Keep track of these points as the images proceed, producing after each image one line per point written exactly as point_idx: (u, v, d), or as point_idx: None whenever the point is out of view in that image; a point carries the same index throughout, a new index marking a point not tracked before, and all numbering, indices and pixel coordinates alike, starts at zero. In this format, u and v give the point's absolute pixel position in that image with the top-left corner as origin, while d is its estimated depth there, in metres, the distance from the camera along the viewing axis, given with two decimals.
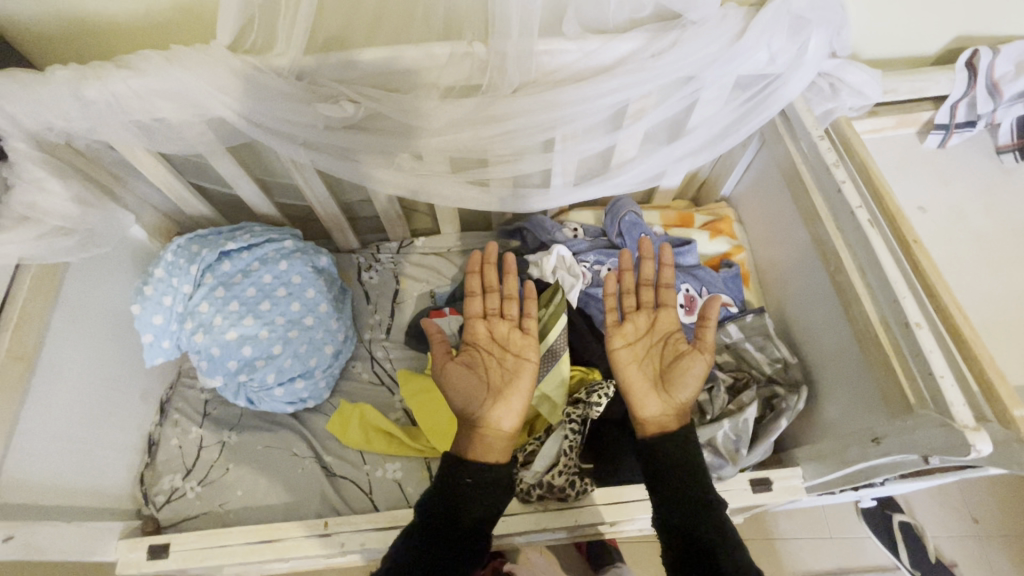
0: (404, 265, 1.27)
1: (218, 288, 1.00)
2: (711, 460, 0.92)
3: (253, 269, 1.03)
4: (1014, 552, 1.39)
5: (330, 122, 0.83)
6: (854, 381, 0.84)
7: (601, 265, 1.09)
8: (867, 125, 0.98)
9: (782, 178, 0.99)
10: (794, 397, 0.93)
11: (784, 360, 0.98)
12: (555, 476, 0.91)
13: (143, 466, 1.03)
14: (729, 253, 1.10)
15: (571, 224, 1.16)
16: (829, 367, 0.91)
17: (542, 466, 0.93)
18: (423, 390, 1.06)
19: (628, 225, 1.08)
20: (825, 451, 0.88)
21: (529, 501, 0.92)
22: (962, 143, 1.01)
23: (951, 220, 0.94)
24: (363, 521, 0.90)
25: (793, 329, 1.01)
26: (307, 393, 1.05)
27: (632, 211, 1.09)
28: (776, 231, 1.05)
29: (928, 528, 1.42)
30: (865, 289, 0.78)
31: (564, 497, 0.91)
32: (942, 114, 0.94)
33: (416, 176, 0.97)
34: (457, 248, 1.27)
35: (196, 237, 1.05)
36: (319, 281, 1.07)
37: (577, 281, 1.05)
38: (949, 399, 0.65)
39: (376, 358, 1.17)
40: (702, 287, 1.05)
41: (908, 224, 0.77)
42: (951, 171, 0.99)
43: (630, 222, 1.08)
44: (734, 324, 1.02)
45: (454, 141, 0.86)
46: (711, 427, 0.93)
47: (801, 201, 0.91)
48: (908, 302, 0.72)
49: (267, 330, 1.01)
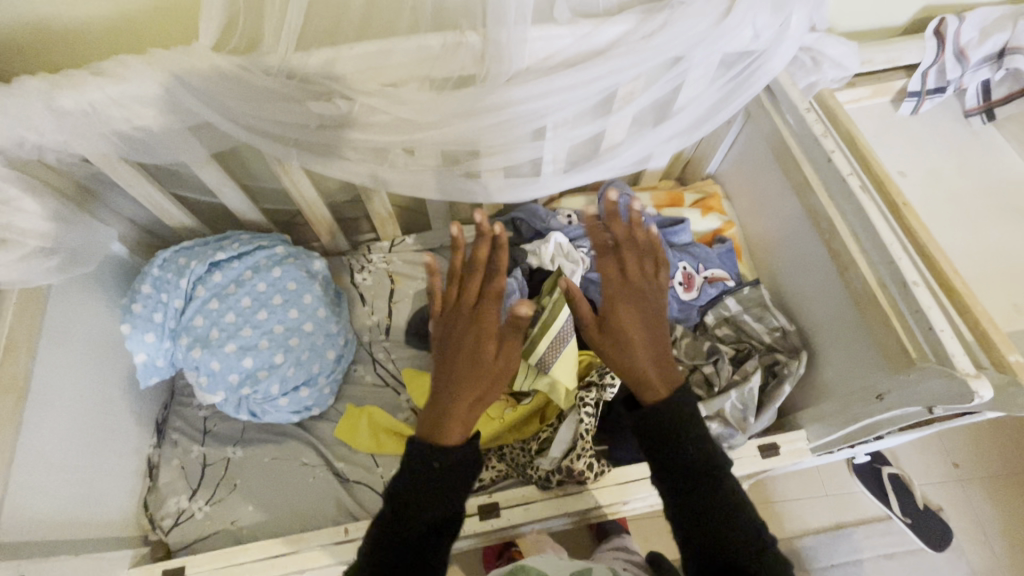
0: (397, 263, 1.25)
1: (212, 301, 0.97)
2: (722, 431, 0.94)
3: (247, 278, 1.00)
4: (993, 492, 1.49)
5: (324, 119, 0.81)
6: (852, 342, 0.88)
7: None
8: (846, 97, 1.02)
9: (769, 152, 1.02)
10: (795, 362, 0.96)
11: (782, 328, 1.01)
12: (574, 460, 0.92)
13: (145, 491, 0.99)
14: (721, 229, 1.13)
15: (564, 211, 1.17)
16: (826, 332, 0.94)
17: (560, 452, 0.94)
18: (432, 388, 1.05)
19: (622, 208, 1.09)
20: (828, 412, 0.92)
21: (549, 487, 0.94)
22: (932, 109, 1.07)
23: (929, 182, 0.99)
24: None
25: (787, 297, 1.05)
26: (312, 400, 1.03)
27: (626, 194, 1.10)
28: (765, 204, 1.08)
29: (914, 477, 1.50)
30: (862, 254, 0.81)
31: (584, 479, 0.92)
32: (914, 82, 0.98)
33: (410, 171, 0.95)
34: (449, 243, 1.26)
35: (183, 248, 1.01)
36: (316, 286, 1.05)
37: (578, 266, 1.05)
38: (950, 350, 0.69)
39: (378, 360, 1.15)
40: (699, 264, 1.07)
41: (896, 189, 0.80)
42: (924, 136, 1.03)
43: (624, 204, 1.08)
44: (732, 297, 1.04)
45: (450, 133, 0.85)
46: (720, 398, 0.95)
47: (792, 173, 0.94)
48: (904, 262, 0.75)
49: (266, 340, 0.98)
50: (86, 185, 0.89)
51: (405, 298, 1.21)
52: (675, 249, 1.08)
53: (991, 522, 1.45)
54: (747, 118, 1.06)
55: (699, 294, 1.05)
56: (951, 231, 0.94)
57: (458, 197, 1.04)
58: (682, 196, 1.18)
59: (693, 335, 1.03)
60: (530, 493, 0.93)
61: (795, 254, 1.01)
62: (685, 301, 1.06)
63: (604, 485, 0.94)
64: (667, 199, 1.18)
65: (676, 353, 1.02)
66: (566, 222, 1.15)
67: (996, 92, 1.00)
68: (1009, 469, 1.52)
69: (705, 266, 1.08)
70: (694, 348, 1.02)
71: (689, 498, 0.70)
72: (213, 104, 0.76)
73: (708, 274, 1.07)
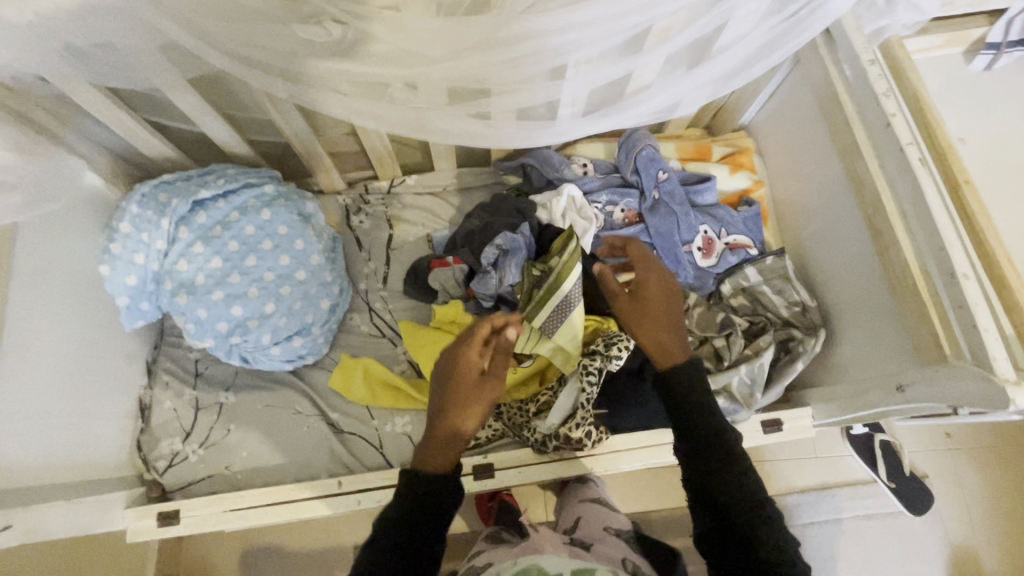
0: (397, 206, 1.17)
1: (197, 244, 0.90)
2: (726, 406, 0.92)
3: (233, 220, 0.92)
4: (980, 462, 1.51)
5: (314, 46, 0.70)
6: (878, 326, 0.83)
7: (614, 206, 1.01)
8: (915, 45, 0.89)
9: (816, 107, 0.91)
10: (811, 340, 0.93)
11: (802, 303, 0.95)
12: (572, 429, 0.90)
13: (137, 432, 0.98)
14: (749, 189, 1.03)
15: (579, 159, 1.06)
16: (850, 311, 0.89)
17: (558, 419, 0.91)
18: (429, 343, 0.99)
19: (644, 161, 0.98)
20: (839, 394, 0.88)
21: (545, 451, 0.93)
22: (1005, 64, 0.94)
23: (991, 151, 0.90)
24: (377, 479, 0.91)
25: (812, 269, 0.98)
26: (306, 349, 1.00)
27: (651, 144, 0.98)
28: (802, 164, 0.98)
29: (905, 444, 1.52)
30: (909, 234, 0.73)
31: (580, 447, 0.91)
32: (996, 31, 0.86)
33: (413, 110, 0.85)
34: (453, 187, 1.17)
35: (162, 183, 0.93)
36: (308, 230, 0.98)
37: (590, 224, 0.97)
38: (991, 352, 0.64)
39: (375, 309, 1.11)
40: (722, 228, 0.99)
41: (959, 164, 0.71)
42: (990, 97, 0.92)
43: (647, 156, 0.98)
44: (753, 266, 0.97)
45: (459, 69, 0.74)
46: (728, 374, 0.92)
47: (840, 134, 0.84)
48: (955, 250, 0.68)
49: (256, 288, 0.92)
50: (48, 108, 0.80)
51: (404, 245, 1.14)
52: (698, 210, 0.99)
53: (974, 492, 1.49)
54: (795, 65, 0.94)
55: (718, 262, 0.98)
56: (1004, 208, 0.87)
57: (466, 140, 0.94)
58: (711, 148, 1.07)
59: (707, 305, 0.98)
60: (526, 456, 0.93)
61: (829, 223, 0.92)
62: (702, 268, 0.99)
63: (601, 452, 0.93)
64: (694, 151, 1.07)
65: (688, 323, 0.96)
66: (580, 172, 1.05)
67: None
68: (1001, 442, 1.53)
69: (729, 230, 0.99)
70: (706, 318, 0.97)
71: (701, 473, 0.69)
72: (185, 23, 0.65)
73: (730, 239, 0.99)
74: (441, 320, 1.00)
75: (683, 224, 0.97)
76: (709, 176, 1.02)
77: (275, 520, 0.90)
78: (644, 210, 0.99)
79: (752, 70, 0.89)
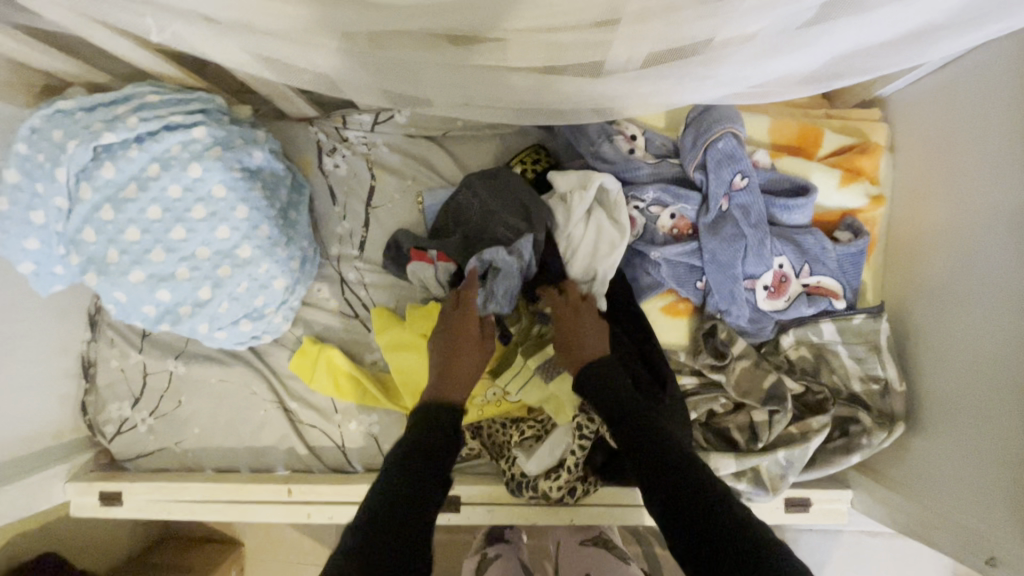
0: (382, 148, 0.90)
1: (105, 207, 0.70)
2: (747, 490, 0.73)
3: (151, 177, 0.70)
4: None
5: None
6: (989, 460, 0.60)
7: (661, 207, 0.74)
8: None
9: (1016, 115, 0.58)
10: (882, 435, 0.71)
11: (886, 382, 0.71)
12: (552, 486, 0.76)
13: (82, 391, 0.89)
14: (859, 210, 0.73)
15: (629, 128, 0.76)
16: (952, 417, 0.66)
17: (536, 470, 0.77)
18: (404, 348, 0.82)
19: (717, 157, 0.69)
20: (900, 507, 0.69)
21: (520, 495, 0.78)
22: None
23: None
24: (330, 494, 0.82)
25: (913, 337, 0.72)
26: (259, 333, 0.83)
27: (733, 133, 0.68)
28: (959, 189, 0.67)
29: None
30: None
31: (559, 501, 0.78)
32: None
33: (380, 57, 0.57)
34: (457, 132, 0.89)
35: (58, 114, 0.70)
36: (254, 192, 0.75)
37: (622, 236, 0.71)
38: None
39: (348, 283, 0.91)
40: (804, 264, 0.72)
41: None
42: None
43: (722, 152, 0.69)
44: (833, 322, 0.73)
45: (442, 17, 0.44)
46: (758, 456, 0.72)
47: None
48: None
49: (186, 268, 0.73)
50: None
51: (388, 204, 0.90)
52: (779, 233, 0.71)
53: None
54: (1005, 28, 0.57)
55: (788, 307, 0.73)
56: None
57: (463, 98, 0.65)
58: (820, 136, 0.75)
59: (756, 360, 0.74)
60: (499, 494, 0.81)
61: (973, 292, 0.64)
62: (763, 311, 0.74)
63: (587, 506, 0.80)
64: (795, 136, 0.75)
65: (725, 379, 0.74)
66: (626, 150, 0.75)
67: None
68: None
69: (814, 267, 0.72)
70: (751, 379, 0.74)
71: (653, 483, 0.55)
72: None
73: (813, 281, 0.72)
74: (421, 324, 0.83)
75: (752, 254, 0.70)
76: (806, 185, 0.72)
77: (223, 514, 0.84)
78: (703, 224, 0.72)
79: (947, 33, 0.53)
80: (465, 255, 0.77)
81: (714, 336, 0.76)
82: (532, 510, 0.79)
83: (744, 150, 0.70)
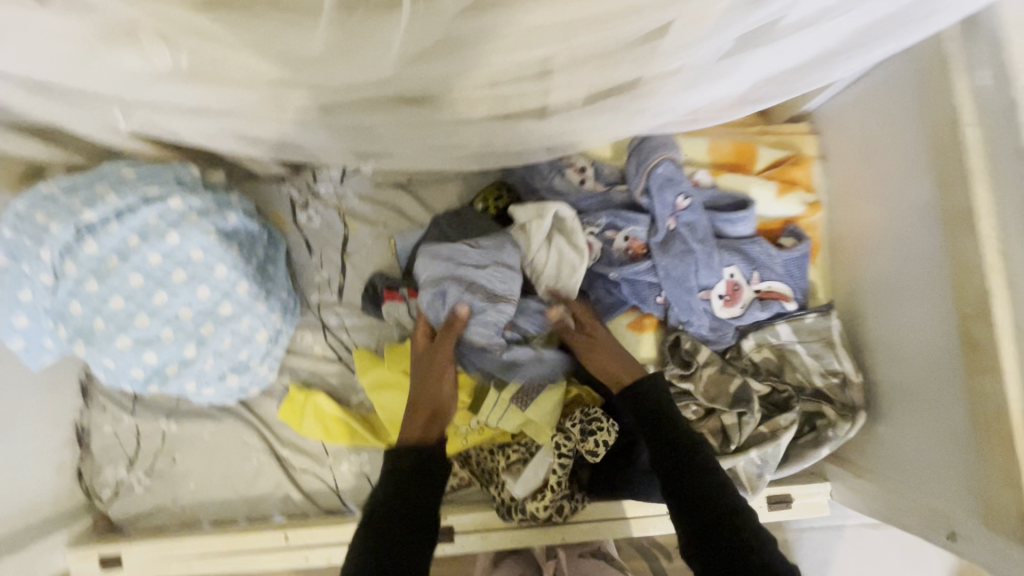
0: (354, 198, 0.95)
1: (89, 280, 0.73)
2: None
3: (132, 248, 0.74)
4: None
5: (152, 65, 0.46)
6: (938, 442, 0.63)
7: (616, 231, 0.78)
8: None
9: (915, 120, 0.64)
10: (846, 426, 0.74)
11: (843, 376, 0.75)
12: (538, 507, 0.78)
13: (78, 459, 0.91)
14: (798, 217, 0.79)
15: (578, 160, 0.80)
16: (905, 404, 0.69)
17: (522, 494, 0.79)
18: (387, 386, 0.85)
19: (659, 181, 0.74)
20: (868, 493, 0.72)
21: (509, 520, 0.81)
22: None
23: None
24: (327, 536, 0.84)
25: (864, 331, 0.76)
26: (246, 385, 0.86)
27: (669, 159, 0.74)
28: (884, 191, 0.72)
29: None
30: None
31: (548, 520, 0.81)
32: None
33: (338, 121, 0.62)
34: (421, 176, 0.94)
35: (39, 198, 0.74)
36: (230, 252, 0.79)
37: (581, 261, 0.76)
38: None
39: (330, 328, 0.94)
40: (753, 271, 0.77)
41: None
42: None
43: (663, 177, 0.74)
44: (787, 324, 0.77)
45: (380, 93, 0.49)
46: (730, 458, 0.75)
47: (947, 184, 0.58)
48: None
49: (170, 330, 0.77)
50: None
51: (361, 249, 0.95)
52: (726, 245, 0.76)
53: None
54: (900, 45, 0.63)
55: (743, 313, 0.77)
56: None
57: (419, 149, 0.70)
58: (755, 151, 0.82)
59: (721, 366, 0.78)
60: (490, 520, 0.83)
61: (906, 285, 0.68)
62: (720, 319, 0.78)
63: (575, 523, 0.82)
64: (732, 153, 0.82)
65: (692, 386, 0.78)
66: (577, 181, 0.80)
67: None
68: None
69: (762, 273, 0.77)
70: (719, 383, 0.78)
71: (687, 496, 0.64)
72: None
73: (763, 286, 0.77)
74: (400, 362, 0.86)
75: (703, 267, 0.75)
76: (745, 198, 0.77)
77: (223, 566, 0.85)
78: (655, 244, 0.76)
79: (843, 60, 0.60)
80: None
81: (679, 348, 0.79)
82: (523, 532, 0.82)
83: (682, 172, 0.76)
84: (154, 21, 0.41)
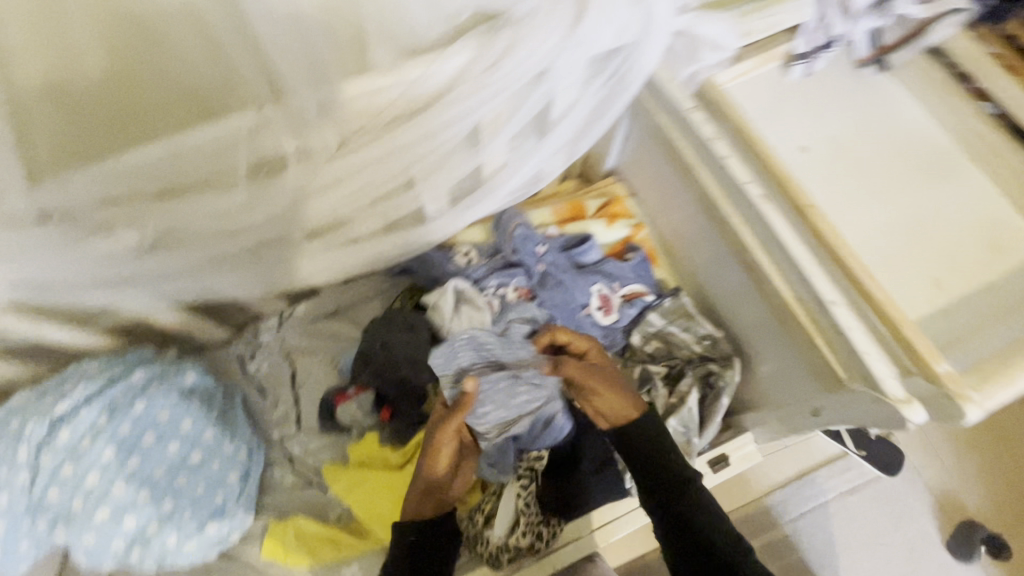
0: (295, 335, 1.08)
1: (65, 466, 0.82)
2: None
3: (102, 425, 0.84)
4: None
5: (115, 255, 0.65)
6: (778, 351, 0.82)
7: (505, 286, 0.99)
8: (736, 72, 0.86)
9: (659, 146, 0.94)
10: (729, 371, 0.91)
11: (711, 334, 0.94)
12: (520, 536, 0.85)
13: None
14: (629, 237, 1.06)
15: (461, 248, 1.04)
16: (753, 335, 0.88)
17: (502, 530, 0.86)
18: (357, 482, 0.92)
19: (521, 240, 0.99)
20: (766, 415, 0.88)
21: (501, 565, 0.86)
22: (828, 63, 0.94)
23: (834, 148, 0.87)
24: None
25: (712, 300, 0.97)
26: (229, 533, 0.90)
27: (522, 224, 1.00)
28: (671, 200, 0.98)
29: None
30: (789, 266, 0.72)
31: (535, 549, 0.86)
32: (800, 44, 0.84)
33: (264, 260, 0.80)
34: (345, 304, 1.11)
35: (13, 408, 0.83)
36: (192, 406, 0.91)
37: (483, 315, 0.93)
38: (880, 374, 0.65)
39: (296, 458, 1.02)
40: (614, 282, 0.99)
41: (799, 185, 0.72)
42: (823, 99, 0.91)
43: (521, 237, 0.99)
44: (655, 310, 0.97)
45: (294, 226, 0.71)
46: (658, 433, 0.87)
47: (692, 176, 0.85)
48: (816, 277, 0.69)
49: (146, 491, 0.84)
50: None
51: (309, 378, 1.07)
52: (587, 270, 0.99)
53: None
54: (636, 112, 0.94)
55: (620, 316, 0.98)
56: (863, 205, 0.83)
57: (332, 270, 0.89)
58: (584, 204, 1.08)
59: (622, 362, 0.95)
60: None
61: (713, 252, 0.91)
62: (606, 326, 0.97)
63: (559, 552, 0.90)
64: (569, 209, 1.07)
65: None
66: (465, 261, 1.02)
67: (888, 36, 0.88)
68: None
69: (621, 283, 0.99)
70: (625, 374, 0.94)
71: (676, 527, 0.75)
72: None
73: (626, 291, 0.99)
74: (363, 454, 0.95)
75: (578, 291, 0.97)
76: (587, 236, 1.02)
77: None
78: (534, 285, 0.99)
79: (594, 122, 0.88)
80: (373, 382, 0.95)
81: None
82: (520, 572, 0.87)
83: (534, 232, 1.01)
84: (119, 213, 0.61)
